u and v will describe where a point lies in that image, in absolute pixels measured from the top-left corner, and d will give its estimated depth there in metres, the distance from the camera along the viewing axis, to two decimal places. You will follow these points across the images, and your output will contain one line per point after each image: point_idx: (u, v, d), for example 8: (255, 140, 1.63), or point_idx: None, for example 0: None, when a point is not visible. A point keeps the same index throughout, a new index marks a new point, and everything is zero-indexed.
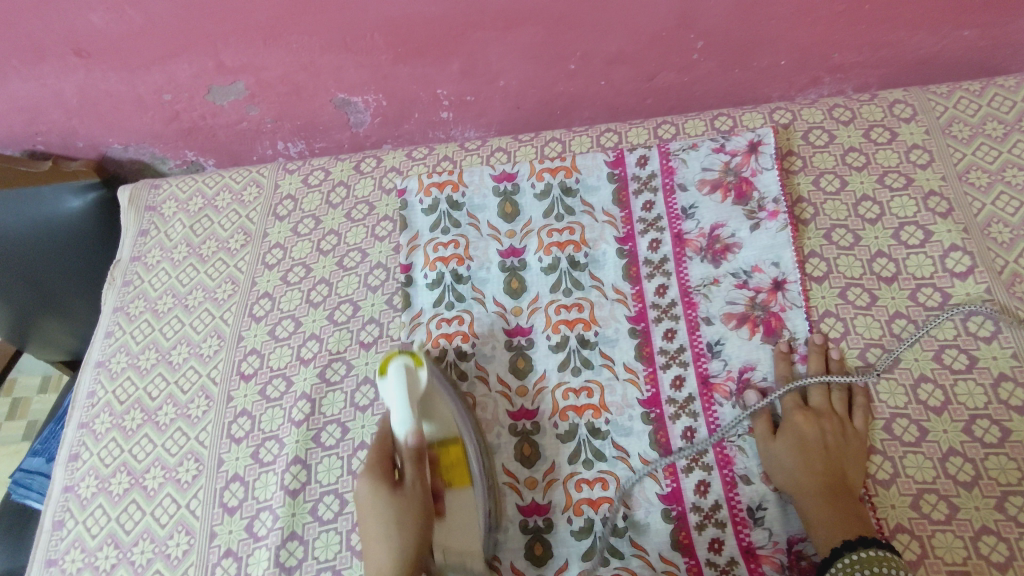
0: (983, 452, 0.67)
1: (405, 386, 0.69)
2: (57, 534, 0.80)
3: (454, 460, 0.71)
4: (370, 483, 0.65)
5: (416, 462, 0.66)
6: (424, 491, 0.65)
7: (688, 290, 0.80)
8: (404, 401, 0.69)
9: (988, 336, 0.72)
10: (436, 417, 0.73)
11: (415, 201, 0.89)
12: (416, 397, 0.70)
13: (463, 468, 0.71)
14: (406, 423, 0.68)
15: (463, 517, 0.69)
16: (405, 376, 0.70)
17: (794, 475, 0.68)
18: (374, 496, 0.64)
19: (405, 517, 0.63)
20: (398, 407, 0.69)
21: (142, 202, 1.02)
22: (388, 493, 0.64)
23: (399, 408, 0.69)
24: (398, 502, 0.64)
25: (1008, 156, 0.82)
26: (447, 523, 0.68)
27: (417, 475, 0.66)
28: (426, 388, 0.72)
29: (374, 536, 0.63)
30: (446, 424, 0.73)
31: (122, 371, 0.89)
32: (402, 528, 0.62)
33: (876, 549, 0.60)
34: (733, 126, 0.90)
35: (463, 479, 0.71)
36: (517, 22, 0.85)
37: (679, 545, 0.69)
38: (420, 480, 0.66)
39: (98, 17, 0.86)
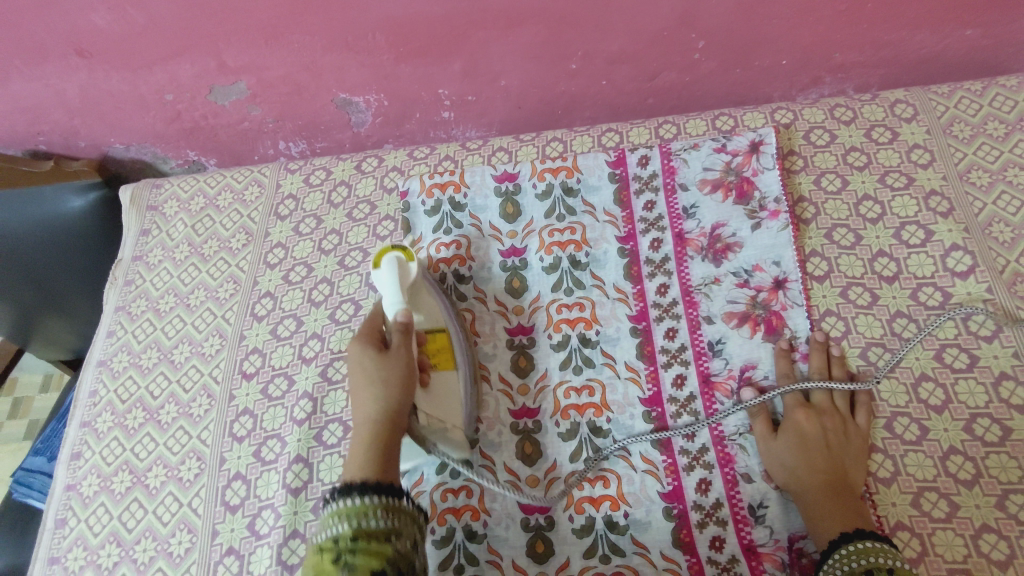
0: (983, 451, 0.67)
1: (397, 272, 0.74)
2: (59, 533, 0.80)
3: (440, 347, 0.74)
4: (359, 343, 0.66)
5: (404, 333, 0.67)
6: (410, 354, 0.67)
7: (689, 290, 0.80)
8: (394, 284, 0.73)
9: (989, 336, 0.72)
10: (425, 305, 0.76)
11: (417, 201, 0.89)
12: (405, 282, 0.74)
13: (446, 354, 0.74)
14: (396, 301, 0.72)
15: (445, 394, 0.72)
16: (397, 269, 0.74)
17: (794, 472, 0.68)
18: (364, 354, 0.66)
19: (390, 376, 0.64)
20: (391, 293, 0.72)
21: (144, 202, 1.02)
22: (374, 354, 0.65)
23: (391, 286, 0.73)
24: (386, 361, 0.65)
25: (1009, 156, 0.82)
26: (431, 396, 0.71)
27: (404, 347, 0.66)
28: (415, 282, 0.76)
29: (362, 386, 0.64)
30: (433, 312, 0.76)
31: (124, 370, 0.90)
32: (388, 385, 0.63)
33: (872, 540, 0.60)
34: (734, 126, 0.90)
35: (447, 363, 0.74)
36: (519, 21, 0.86)
37: (680, 543, 0.69)
38: (407, 346, 0.67)
39: (100, 17, 0.86)
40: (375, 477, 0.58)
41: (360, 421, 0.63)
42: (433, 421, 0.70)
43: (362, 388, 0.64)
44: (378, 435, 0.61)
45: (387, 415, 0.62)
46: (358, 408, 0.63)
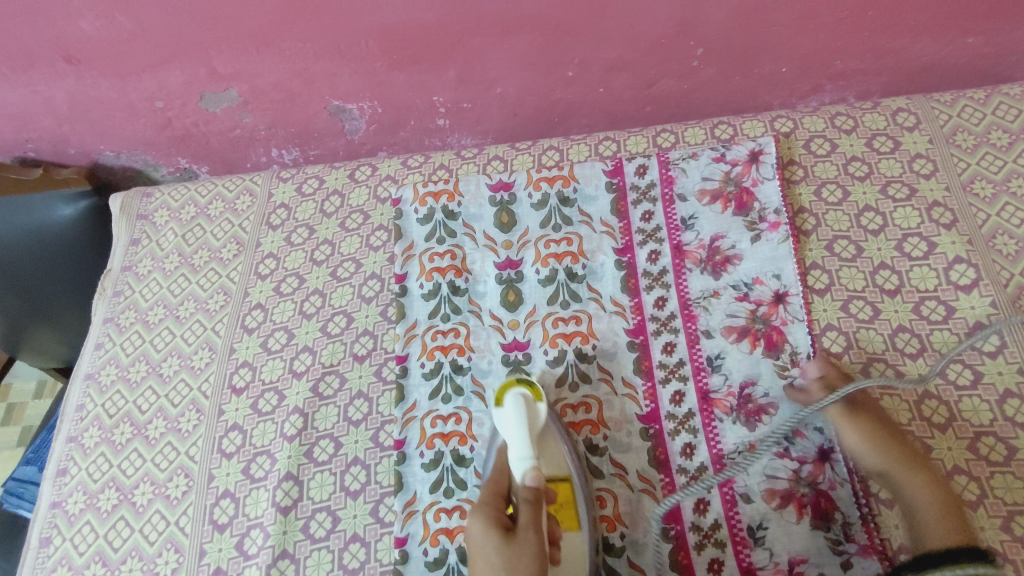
0: (988, 471, 0.66)
1: (524, 416, 0.68)
2: (44, 551, 0.78)
3: (563, 502, 0.68)
4: (481, 520, 0.62)
5: (531, 505, 0.61)
6: (539, 538, 0.60)
7: (688, 303, 0.78)
8: (525, 433, 0.67)
9: (994, 351, 0.71)
10: (549, 455, 0.70)
11: (411, 210, 0.88)
12: (535, 430, 0.68)
13: (570, 509, 0.67)
14: (525, 457, 0.65)
15: (573, 559, 0.65)
16: (524, 408, 0.69)
17: (889, 475, 0.65)
18: (487, 537, 0.60)
19: (517, 566, 0.58)
20: (517, 438, 0.66)
21: (133, 211, 1.00)
22: (500, 540, 0.60)
23: (518, 436, 0.66)
24: (511, 550, 0.59)
25: (1013, 166, 0.81)
26: (557, 570, 0.64)
27: (532, 519, 0.61)
28: (544, 426, 0.70)
29: (479, 552, 0.60)
30: (557, 463, 0.69)
31: (111, 384, 0.88)
32: (513, 574, 0.57)
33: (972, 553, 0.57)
34: (733, 135, 0.88)
35: (572, 522, 0.67)
36: (514, 28, 0.84)
37: (677, 565, 0.67)
38: (534, 525, 0.60)
39: (88, 23, 0.85)
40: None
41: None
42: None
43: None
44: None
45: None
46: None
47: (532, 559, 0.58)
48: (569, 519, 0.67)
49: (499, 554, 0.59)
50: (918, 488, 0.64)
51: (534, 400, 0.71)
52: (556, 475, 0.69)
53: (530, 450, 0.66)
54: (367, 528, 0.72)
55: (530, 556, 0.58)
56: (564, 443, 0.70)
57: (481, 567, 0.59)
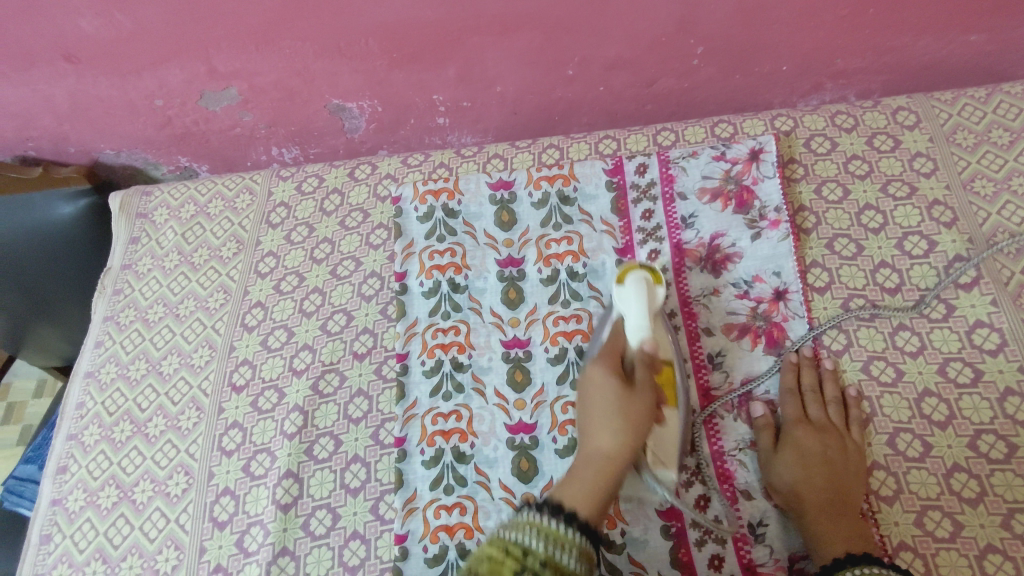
0: (989, 468, 0.66)
1: (645, 296, 0.70)
2: (44, 549, 0.78)
3: (668, 381, 0.70)
4: (602, 367, 0.67)
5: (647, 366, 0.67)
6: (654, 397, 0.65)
7: (688, 301, 0.78)
8: (637, 313, 0.69)
9: (994, 349, 0.71)
10: (660, 339, 0.72)
11: (411, 208, 0.88)
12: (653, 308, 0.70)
13: (673, 391, 0.70)
14: (642, 328, 0.68)
15: (668, 430, 0.69)
16: (645, 289, 0.70)
17: (794, 490, 0.66)
18: (607, 385, 0.65)
19: (632, 411, 0.63)
20: (635, 313, 0.69)
21: (133, 209, 1.00)
22: (618, 386, 0.65)
23: (633, 302, 0.69)
24: (629, 399, 0.64)
25: (1014, 165, 0.81)
26: (659, 444, 0.68)
27: (648, 380, 0.66)
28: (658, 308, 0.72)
29: (597, 423, 0.64)
30: (663, 345, 0.72)
31: (111, 382, 0.88)
32: (630, 421, 0.63)
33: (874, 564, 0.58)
34: (733, 133, 0.88)
35: (672, 401, 0.70)
36: (515, 27, 0.84)
37: (678, 563, 0.67)
38: (650, 383, 0.66)
39: (87, 22, 0.85)
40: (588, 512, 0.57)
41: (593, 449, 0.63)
42: (656, 462, 0.68)
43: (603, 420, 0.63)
44: (612, 465, 0.61)
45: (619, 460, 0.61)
46: (597, 439, 0.63)
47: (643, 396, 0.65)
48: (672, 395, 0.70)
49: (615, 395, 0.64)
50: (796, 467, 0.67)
51: (654, 282, 0.72)
52: (665, 360, 0.71)
53: (647, 323, 0.68)
54: (367, 525, 0.72)
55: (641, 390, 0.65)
56: (671, 333, 0.73)
57: (599, 419, 0.64)
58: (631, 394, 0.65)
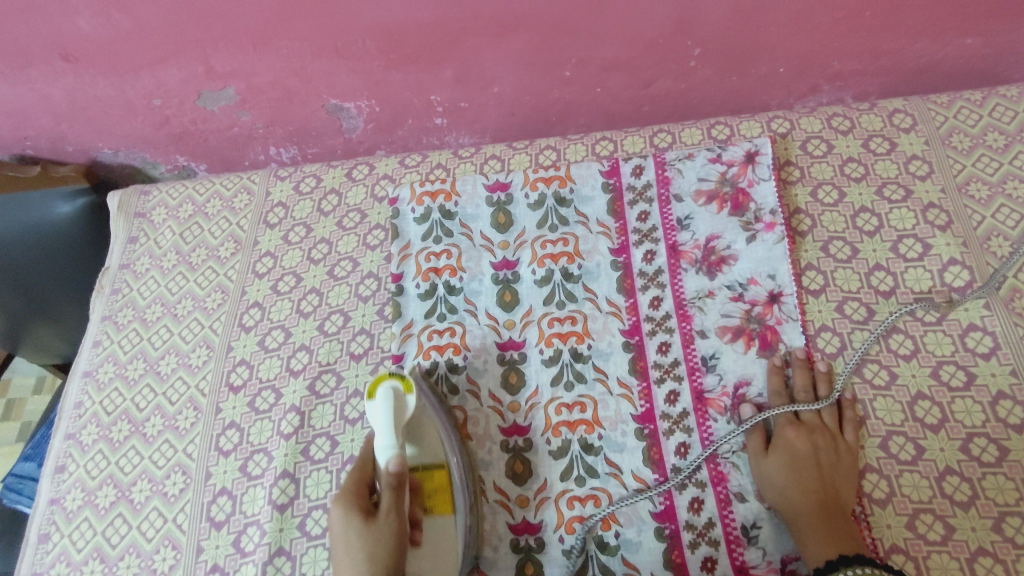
0: (980, 471, 0.66)
1: (393, 411, 0.69)
2: (42, 547, 0.79)
3: (434, 462, 0.71)
4: (342, 507, 0.65)
5: (394, 489, 0.64)
6: (401, 525, 0.63)
7: (683, 303, 0.78)
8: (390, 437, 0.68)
9: (987, 353, 0.71)
10: (419, 413, 0.73)
11: (408, 210, 0.88)
12: (399, 393, 0.71)
13: (445, 497, 0.70)
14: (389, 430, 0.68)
15: (439, 546, 0.68)
16: (393, 401, 0.70)
17: (785, 493, 0.67)
18: (348, 533, 0.63)
19: (375, 548, 0.62)
20: (380, 422, 0.68)
21: (131, 209, 1.00)
22: (360, 529, 0.63)
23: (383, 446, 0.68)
24: (370, 538, 0.62)
25: (1009, 168, 0.81)
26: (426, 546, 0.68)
27: (393, 503, 0.64)
28: (411, 417, 0.72)
29: (344, 560, 0.62)
30: (433, 454, 0.72)
31: (109, 381, 0.88)
32: (373, 563, 0.61)
33: (862, 564, 0.59)
34: (730, 135, 0.88)
35: (446, 506, 0.70)
36: (511, 28, 0.84)
37: (671, 564, 0.68)
38: (396, 508, 0.63)
39: (85, 21, 0.85)
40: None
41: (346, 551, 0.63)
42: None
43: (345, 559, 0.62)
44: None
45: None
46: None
47: (387, 538, 0.62)
48: (444, 505, 0.70)
49: (360, 530, 0.63)
50: (782, 470, 0.68)
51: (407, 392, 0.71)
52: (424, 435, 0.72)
53: (394, 441, 0.68)
54: None
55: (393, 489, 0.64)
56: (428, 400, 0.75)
57: (345, 563, 0.62)
58: (370, 525, 0.63)
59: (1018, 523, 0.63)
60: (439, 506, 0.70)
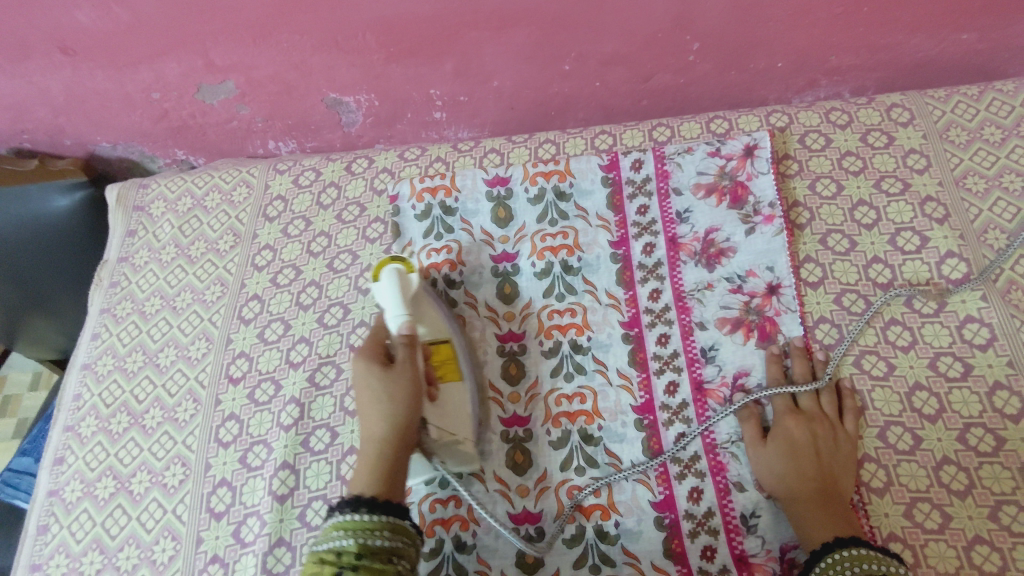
0: (977, 460, 0.67)
1: (398, 287, 0.70)
2: (41, 539, 0.79)
3: (444, 356, 0.73)
4: (363, 361, 0.66)
5: (408, 342, 0.67)
6: (415, 367, 0.66)
7: (682, 295, 0.79)
8: (401, 298, 0.70)
9: (984, 344, 0.72)
10: (426, 313, 0.75)
11: (408, 206, 0.88)
12: (409, 294, 0.71)
13: (452, 365, 0.73)
14: (400, 315, 0.69)
15: (456, 407, 0.72)
16: (398, 281, 0.71)
17: (784, 480, 0.67)
18: (370, 378, 0.65)
19: (397, 393, 0.64)
20: (392, 306, 0.70)
21: (130, 202, 1.00)
22: (380, 373, 0.64)
23: (392, 297, 0.70)
24: (388, 374, 0.65)
25: (1006, 162, 0.81)
26: (441, 408, 0.71)
27: (408, 355, 0.66)
28: (416, 291, 0.74)
29: (370, 411, 0.64)
30: (437, 326, 0.75)
31: (108, 374, 0.88)
32: (396, 402, 0.63)
33: (859, 548, 0.60)
34: (728, 129, 0.89)
35: (454, 374, 0.73)
36: (511, 22, 0.84)
37: (671, 553, 0.68)
38: (410, 358, 0.66)
39: (85, 15, 0.85)
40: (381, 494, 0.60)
41: (367, 438, 0.63)
42: (443, 437, 0.70)
43: (373, 408, 0.64)
44: (385, 450, 0.62)
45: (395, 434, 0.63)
46: (365, 427, 0.64)
47: (408, 377, 0.65)
48: (447, 368, 0.73)
49: (379, 375, 0.64)
50: (781, 458, 0.68)
51: (409, 271, 0.73)
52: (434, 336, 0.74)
53: (404, 311, 0.69)
54: None
55: (413, 378, 0.65)
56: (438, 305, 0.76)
57: (367, 404, 0.64)
58: (389, 372, 0.65)
59: (1015, 511, 0.64)
60: (444, 371, 0.73)
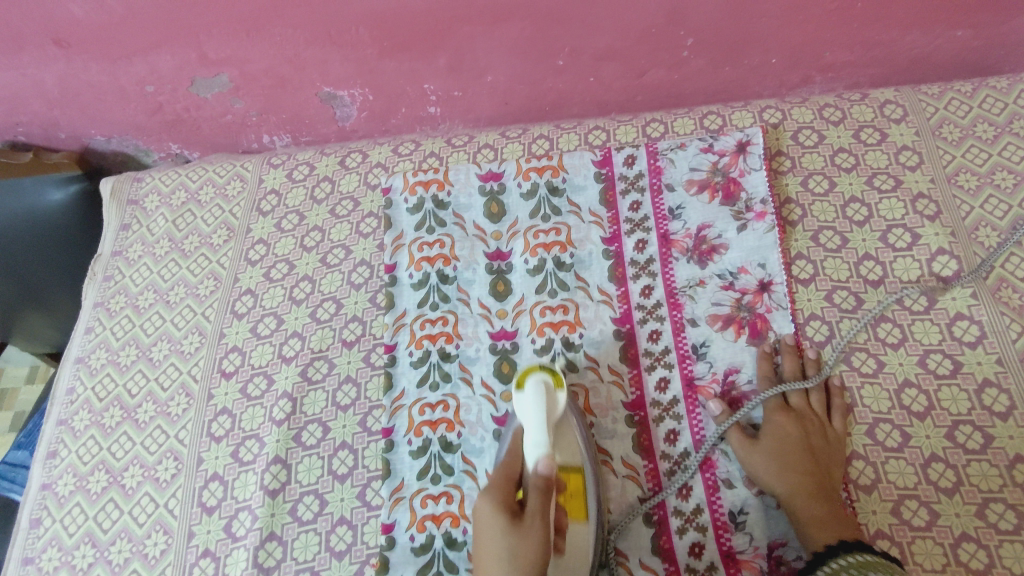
0: (965, 458, 0.67)
1: (542, 404, 0.67)
2: (34, 532, 0.79)
3: (573, 488, 0.68)
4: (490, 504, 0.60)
5: (541, 491, 0.59)
6: (547, 526, 0.58)
7: (674, 291, 0.79)
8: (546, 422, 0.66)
9: (974, 341, 0.72)
10: (562, 441, 0.69)
11: (401, 200, 0.88)
12: (552, 417, 0.68)
13: (579, 500, 0.67)
14: (540, 444, 0.64)
15: (580, 547, 0.66)
16: (543, 396, 0.68)
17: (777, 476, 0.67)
18: (495, 521, 0.58)
19: (523, 552, 0.56)
20: (534, 426, 0.65)
21: (123, 195, 1.00)
22: (504, 525, 0.58)
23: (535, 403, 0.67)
24: (519, 535, 0.57)
25: (999, 159, 0.81)
26: (563, 559, 0.64)
27: (541, 507, 0.59)
28: (559, 417, 0.69)
29: (493, 551, 0.57)
30: (571, 452, 0.69)
31: (101, 368, 0.88)
32: (519, 562, 0.55)
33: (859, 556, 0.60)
34: (722, 125, 0.89)
35: (580, 511, 0.67)
36: (504, 16, 0.84)
37: (660, 550, 0.69)
38: (542, 513, 0.58)
39: (77, 7, 0.84)
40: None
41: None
42: (564, 564, 0.64)
43: (508, 557, 0.56)
44: None
45: (522, 568, 0.55)
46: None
47: (534, 542, 0.56)
48: (575, 516, 0.67)
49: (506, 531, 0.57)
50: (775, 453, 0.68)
51: (556, 387, 0.70)
52: (568, 467, 0.69)
53: (546, 436, 0.64)
54: (354, 511, 0.73)
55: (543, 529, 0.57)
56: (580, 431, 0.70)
57: (489, 557, 0.57)
58: (521, 530, 0.57)
59: (1001, 508, 0.64)
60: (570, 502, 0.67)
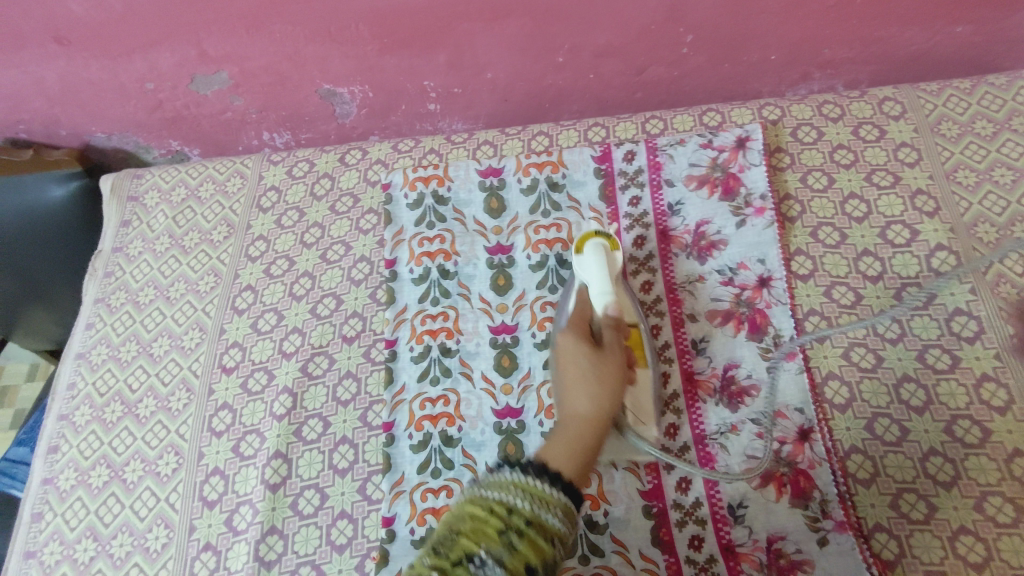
0: (964, 452, 0.67)
1: (604, 260, 0.72)
2: (35, 526, 0.79)
3: (635, 343, 0.73)
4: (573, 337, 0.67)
5: (614, 328, 0.66)
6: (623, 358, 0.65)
7: (673, 287, 0.79)
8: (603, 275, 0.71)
9: (972, 337, 0.72)
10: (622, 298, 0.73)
11: (401, 196, 0.89)
12: (614, 272, 0.72)
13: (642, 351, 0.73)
14: (605, 293, 0.69)
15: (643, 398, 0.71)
16: (604, 254, 0.72)
17: None
18: (578, 348, 0.65)
19: (608, 377, 0.63)
20: (597, 279, 0.70)
21: (124, 192, 1.00)
22: (590, 356, 0.64)
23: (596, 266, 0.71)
24: (599, 358, 0.64)
25: (997, 155, 0.82)
26: (633, 394, 0.71)
27: (617, 341, 0.66)
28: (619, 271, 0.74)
29: (580, 382, 0.63)
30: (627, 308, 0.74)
31: (102, 363, 0.89)
32: (605, 384, 0.62)
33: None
34: (721, 122, 0.89)
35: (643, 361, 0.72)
36: (504, 13, 0.84)
37: (659, 542, 0.68)
38: (619, 343, 0.66)
39: (78, 4, 0.85)
40: (573, 473, 0.56)
41: (570, 414, 0.62)
42: (638, 424, 0.70)
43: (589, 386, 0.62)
44: (590, 428, 0.60)
45: (602, 407, 0.61)
46: (570, 402, 0.62)
47: (614, 356, 0.64)
48: (642, 355, 0.73)
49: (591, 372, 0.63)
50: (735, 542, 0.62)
51: (613, 250, 0.74)
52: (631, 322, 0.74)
53: (610, 288, 0.70)
54: (354, 505, 0.73)
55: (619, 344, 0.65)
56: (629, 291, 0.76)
57: (573, 387, 0.63)
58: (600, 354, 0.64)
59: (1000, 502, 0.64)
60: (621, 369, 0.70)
